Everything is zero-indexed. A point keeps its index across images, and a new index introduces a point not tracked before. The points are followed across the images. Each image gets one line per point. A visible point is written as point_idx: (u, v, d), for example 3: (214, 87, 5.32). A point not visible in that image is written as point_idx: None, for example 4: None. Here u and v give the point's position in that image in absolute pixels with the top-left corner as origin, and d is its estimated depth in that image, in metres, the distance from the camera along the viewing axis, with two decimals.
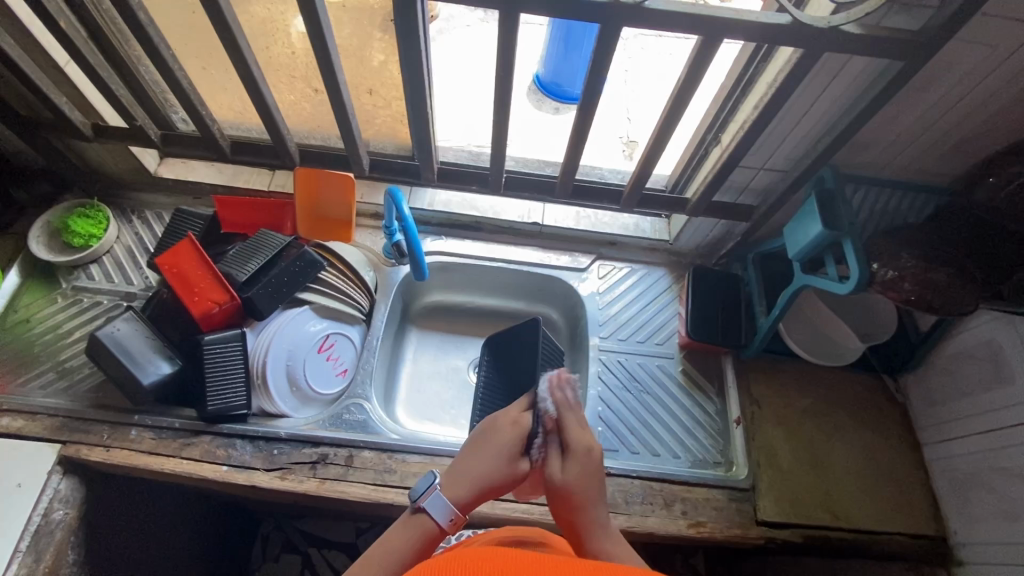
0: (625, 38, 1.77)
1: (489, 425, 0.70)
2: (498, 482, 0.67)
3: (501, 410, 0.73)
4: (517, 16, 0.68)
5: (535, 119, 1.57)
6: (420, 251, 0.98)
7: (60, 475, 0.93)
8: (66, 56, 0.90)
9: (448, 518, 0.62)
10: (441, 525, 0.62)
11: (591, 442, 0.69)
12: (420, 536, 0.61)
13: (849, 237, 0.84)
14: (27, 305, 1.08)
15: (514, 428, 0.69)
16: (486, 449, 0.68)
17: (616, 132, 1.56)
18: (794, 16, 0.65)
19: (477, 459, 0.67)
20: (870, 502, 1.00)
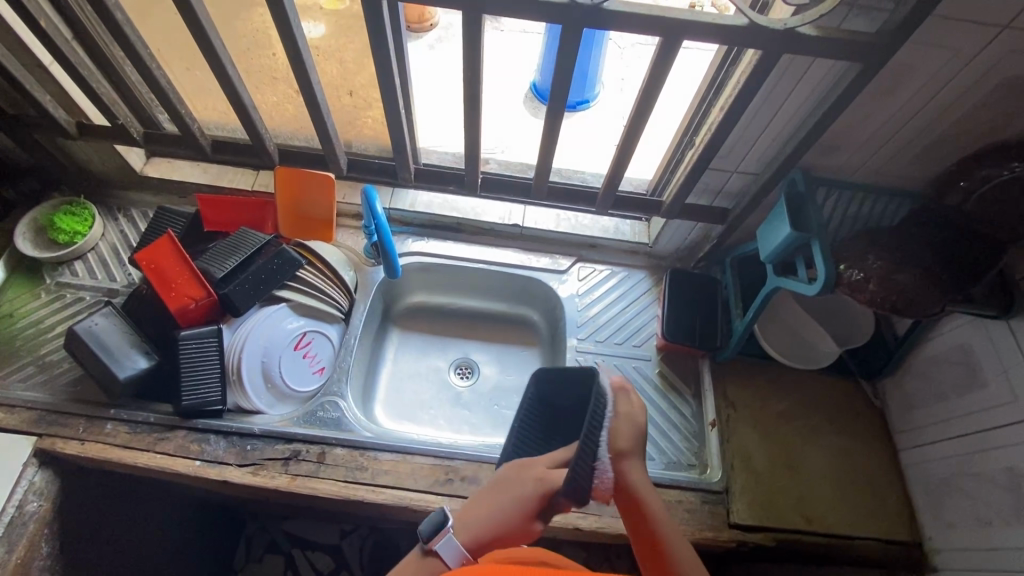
0: (621, 47, 1.79)
1: (518, 469, 0.70)
2: (528, 520, 0.66)
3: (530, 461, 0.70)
4: (480, 17, 0.69)
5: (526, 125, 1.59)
6: (393, 252, 1.00)
7: (35, 467, 0.94)
8: (50, 56, 0.92)
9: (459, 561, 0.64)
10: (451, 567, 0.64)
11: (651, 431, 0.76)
12: None
13: (817, 238, 0.84)
14: (10, 300, 1.09)
15: (534, 480, 0.67)
16: (510, 489, 0.68)
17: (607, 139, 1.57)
18: (751, 18, 0.66)
19: (503, 497, 0.68)
20: (844, 507, 1.00)
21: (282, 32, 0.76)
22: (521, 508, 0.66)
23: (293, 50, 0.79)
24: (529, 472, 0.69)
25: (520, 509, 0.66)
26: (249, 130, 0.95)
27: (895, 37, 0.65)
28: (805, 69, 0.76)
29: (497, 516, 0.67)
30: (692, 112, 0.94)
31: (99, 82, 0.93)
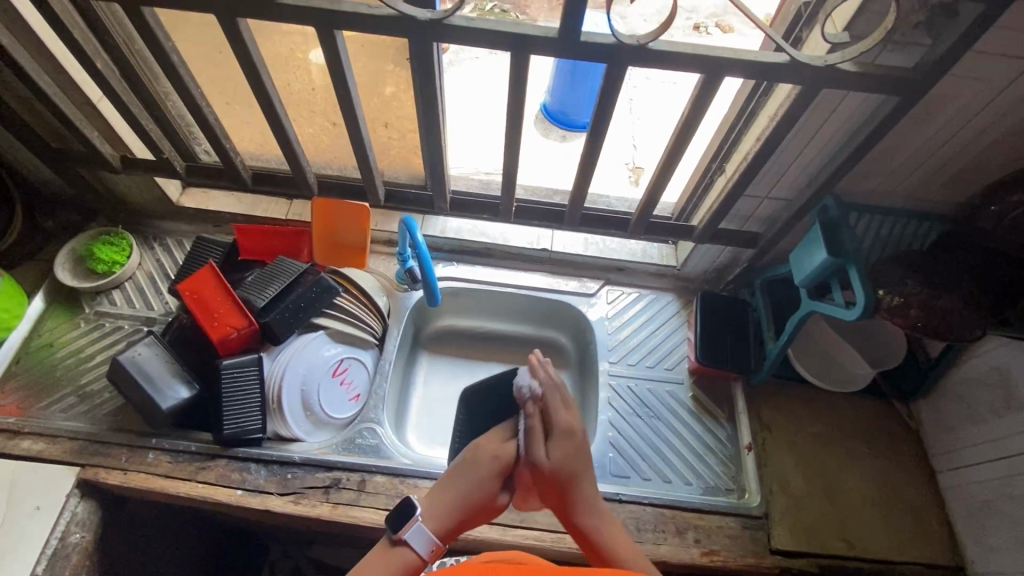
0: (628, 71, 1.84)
1: (474, 458, 0.73)
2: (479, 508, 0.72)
3: (484, 443, 0.75)
4: (528, 56, 0.71)
5: (540, 147, 1.62)
6: (432, 277, 0.97)
7: (77, 498, 0.94)
8: (99, 93, 0.94)
9: (427, 548, 0.67)
10: (422, 554, 0.67)
11: (574, 424, 0.75)
12: (403, 567, 0.65)
13: (854, 263, 0.85)
14: (50, 330, 1.11)
15: (496, 461, 0.73)
16: (470, 474, 0.73)
17: (621, 159, 1.59)
18: (791, 56, 0.68)
19: (456, 485, 0.72)
20: (885, 531, 0.99)
21: (332, 71, 0.78)
22: (474, 506, 0.72)
23: (343, 90, 0.81)
24: (485, 451, 0.74)
25: (477, 514, 0.73)
26: (292, 162, 0.97)
27: (934, 71, 0.67)
28: (838, 101, 0.78)
29: (452, 509, 0.71)
30: (722, 141, 0.97)
31: (147, 117, 0.95)
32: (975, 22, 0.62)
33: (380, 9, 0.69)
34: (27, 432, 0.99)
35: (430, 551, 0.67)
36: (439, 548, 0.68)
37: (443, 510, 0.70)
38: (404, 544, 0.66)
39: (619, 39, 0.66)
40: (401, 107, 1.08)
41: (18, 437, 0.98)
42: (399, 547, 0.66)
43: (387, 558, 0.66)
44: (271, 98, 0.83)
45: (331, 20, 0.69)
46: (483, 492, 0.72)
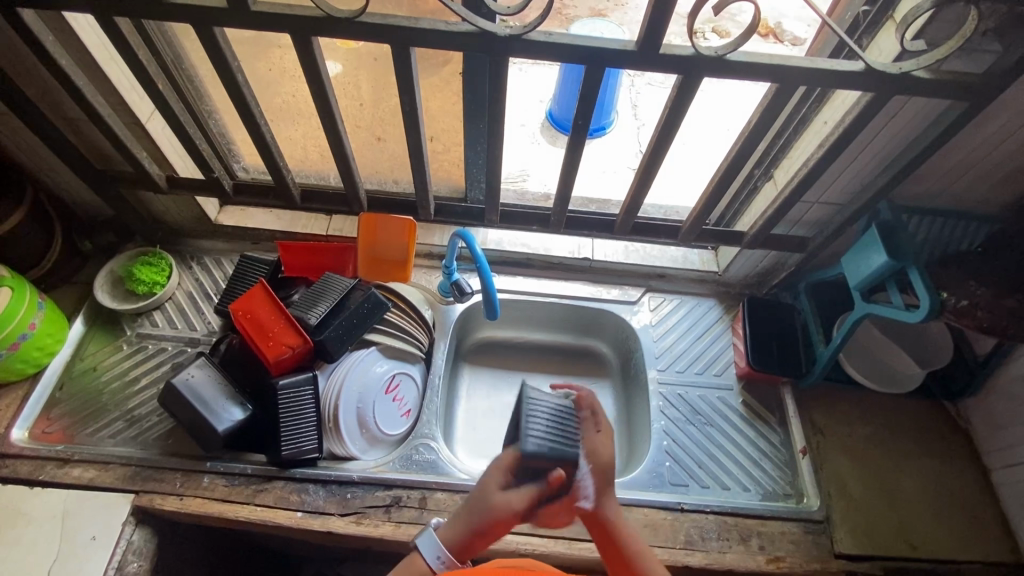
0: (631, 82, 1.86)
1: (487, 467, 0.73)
2: (484, 521, 0.69)
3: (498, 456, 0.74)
4: (601, 69, 0.72)
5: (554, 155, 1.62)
6: (493, 289, 0.96)
7: (133, 526, 0.92)
8: (149, 111, 0.93)
9: (438, 560, 0.69)
10: (432, 564, 0.69)
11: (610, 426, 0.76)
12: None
13: (915, 266, 0.86)
14: (92, 354, 1.09)
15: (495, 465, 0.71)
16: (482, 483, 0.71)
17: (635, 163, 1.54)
18: (867, 64, 0.69)
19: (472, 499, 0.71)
20: (944, 531, 1.00)
21: (401, 86, 0.78)
22: (481, 513, 0.69)
23: (407, 104, 0.81)
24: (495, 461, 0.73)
25: (485, 524, 0.69)
26: (345, 178, 0.96)
27: (1006, 77, 0.68)
28: (899, 107, 0.79)
29: (464, 519, 0.70)
30: (769, 146, 0.98)
31: (200, 137, 0.94)
32: None
33: (456, 25, 0.69)
34: (77, 459, 0.97)
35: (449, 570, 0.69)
36: (450, 561, 0.69)
37: (452, 526, 0.70)
38: (418, 554, 0.70)
39: (698, 51, 0.67)
40: (447, 119, 1.08)
41: (68, 465, 0.96)
42: (415, 556, 0.70)
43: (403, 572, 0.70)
44: (333, 113, 0.83)
45: (409, 37, 0.69)
46: (495, 487, 0.69)
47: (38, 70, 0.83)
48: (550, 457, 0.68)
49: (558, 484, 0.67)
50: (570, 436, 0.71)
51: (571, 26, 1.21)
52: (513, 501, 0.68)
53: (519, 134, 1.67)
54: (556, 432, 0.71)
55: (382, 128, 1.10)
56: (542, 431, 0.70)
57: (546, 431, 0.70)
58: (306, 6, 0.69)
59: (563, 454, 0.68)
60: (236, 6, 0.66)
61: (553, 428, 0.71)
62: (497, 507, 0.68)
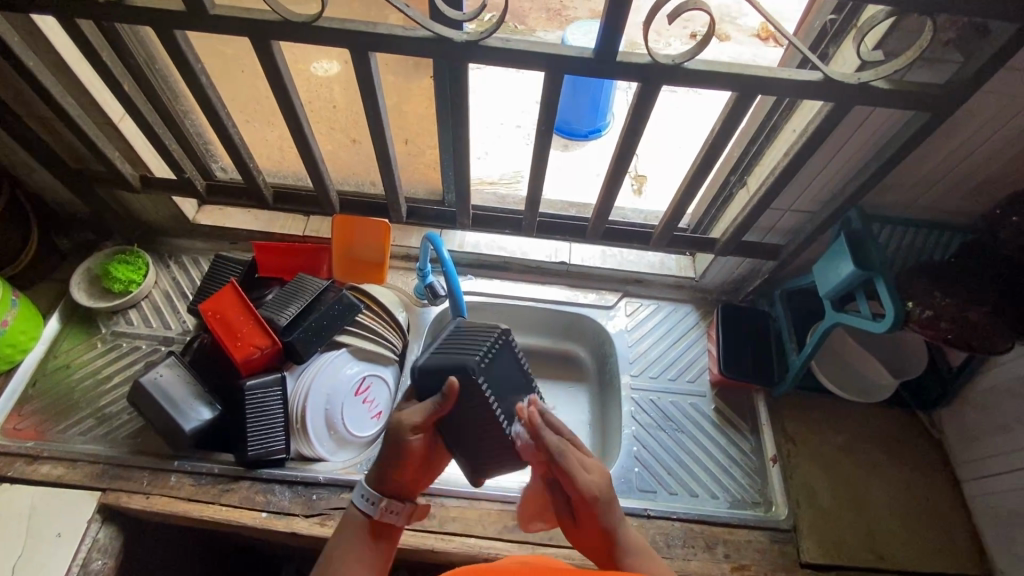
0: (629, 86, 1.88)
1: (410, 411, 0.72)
2: (389, 450, 0.68)
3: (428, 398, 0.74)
4: (562, 76, 0.72)
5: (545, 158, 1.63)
6: (460, 292, 0.96)
7: (99, 524, 0.92)
8: (120, 111, 0.94)
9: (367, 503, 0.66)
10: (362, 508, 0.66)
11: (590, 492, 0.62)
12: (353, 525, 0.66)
13: (882, 277, 0.85)
14: (66, 351, 1.10)
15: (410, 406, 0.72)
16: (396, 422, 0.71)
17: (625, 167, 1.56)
18: (825, 74, 0.69)
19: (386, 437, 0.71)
20: (912, 542, 0.99)
21: (364, 89, 0.79)
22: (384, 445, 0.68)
23: (371, 108, 0.82)
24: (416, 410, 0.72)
25: (392, 450, 0.67)
26: (315, 179, 0.97)
27: (965, 89, 0.68)
28: (865, 117, 0.79)
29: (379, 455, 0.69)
30: (741, 154, 0.98)
31: (170, 137, 0.94)
32: (1007, 40, 0.62)
33: (414, 31, 0.70)
34: (46, 456, 0.97)
35: (377, 509, 0.66)
36: (374, 498, 0.66)
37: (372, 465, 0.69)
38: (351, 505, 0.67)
39: (654, 59, 0.68)
40: (423, 121, 1.08)
41: (37, 462, 0.97)
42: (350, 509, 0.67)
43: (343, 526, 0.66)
44: (298, 116, 0.83)
45: (367, 42, 0.70)
46: (398, 409, 0.70)
47: (6, 70, 0.84)
48: (442, 365, 0.69)
49: (452, 394, 0.66)
50: (475, 348, 0.71)
51: (570, 26, 1.24)
52: (406, 417, 0.67)
53: (513, 135, 1.68)
54: (462, 349, 0.71)
55: (357, 130, 1.10)
56: (446, 346, 0.72)
57: (451, 346, 0.72)
58: (267, 11, 0.70)
59: (457, 361, 0.69)
60: (194, 10, 0.67)
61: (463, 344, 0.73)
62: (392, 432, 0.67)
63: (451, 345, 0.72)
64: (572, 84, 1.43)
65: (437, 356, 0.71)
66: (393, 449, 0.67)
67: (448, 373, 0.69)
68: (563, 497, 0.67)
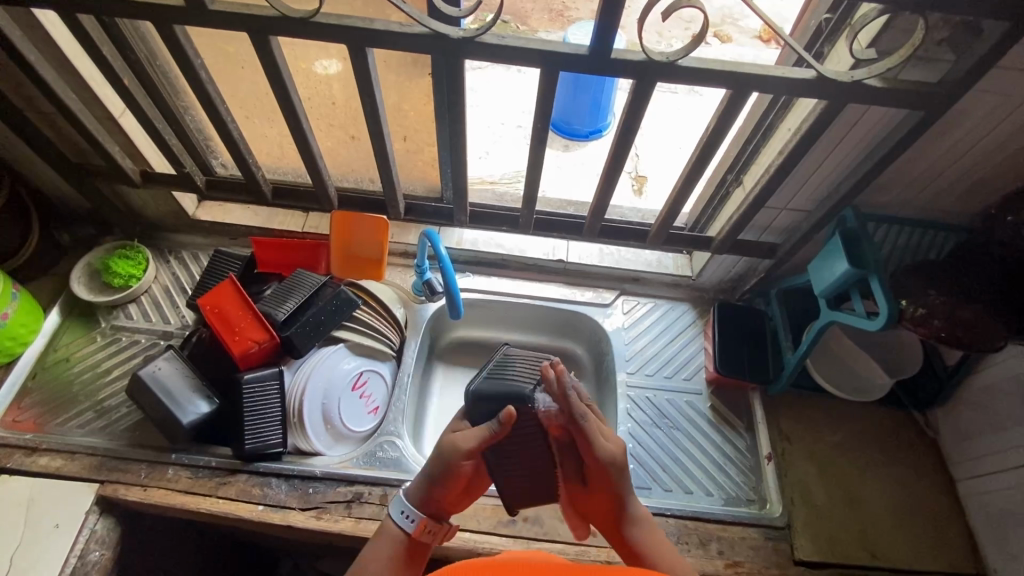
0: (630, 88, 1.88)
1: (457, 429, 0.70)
2: (438, 471, 0.67)
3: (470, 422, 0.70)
4: (557, 73, 0.73)
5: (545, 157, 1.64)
6: (456, 288, 0.97)
7: (96, 515, 0.93)
8: (121, 106, 0.95)
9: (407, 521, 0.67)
10: (402, 526, 0.67)
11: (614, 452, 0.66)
12: (389, 542, 0.67)
13: (876, 274, 0.86)
14: (67, 344, 1.10)
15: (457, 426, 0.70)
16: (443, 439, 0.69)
17: (624, 167, 1.57)
18: (817, 72, 0.69)
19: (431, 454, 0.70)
20: (906, 540, 0.99)
21: (362, 85, 0.80)
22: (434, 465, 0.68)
23: (369, 103, 0.82)
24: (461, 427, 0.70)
25: (442, 473, 0.67)
26: (313, 176, 0.97)
27: (958, 87, 0.68)
28: (858, 116, 0.79)
29: (424, 473, 0.68)
30: (737, 153, 0.98)
31: (169, 132, 0.95)
32: (999, 38, 0.63)
33: (410, 27, 0.70)
34: (45, 448, 0.98)
35: (419, 528, 0.67)
36: (415, 518, 0.67)
37: (416, 482, 0.69)
38: (388, 518, 0.69)
39: (648, 55, 0.69)
40: (421, 119, 1.09)
41: (36, 453, 0.98)
42: (385, 522, 0.69)
43: (377, 539, 0.68)
44: (297, 112, 0.84)
45: (364, 37, 0.71)
46: (451, 432, 0.68)
47: (8, 63, 0.85)
48: (499, 396, 0.66)
49: (509, 423, 0.62)
50: (529, 378, 0.68)
51: (570, 27, 1.30)
52: (462, 440, 0.65)
53: (513, 135, 1.69)
54: (516, 377, 0.68)
55: (356, 126, 1.10)
56: (502, 373, 0.69)
57: (505, 375, 0.69)
58: (265, 7, 0.71)
59: (513, 391, 0.66)
60: (193, 5, 0.68)
61: (518, 373, 0.69)
62: (446, 454, 0.66)
63: (505, 372, 0.69)
64: (573, 84, 1.43)
65: (494, 384, 0.68)
66: (442, 471, 0.67)
67: (507, 402, 0.66)
68: (574, 460, 0.68)
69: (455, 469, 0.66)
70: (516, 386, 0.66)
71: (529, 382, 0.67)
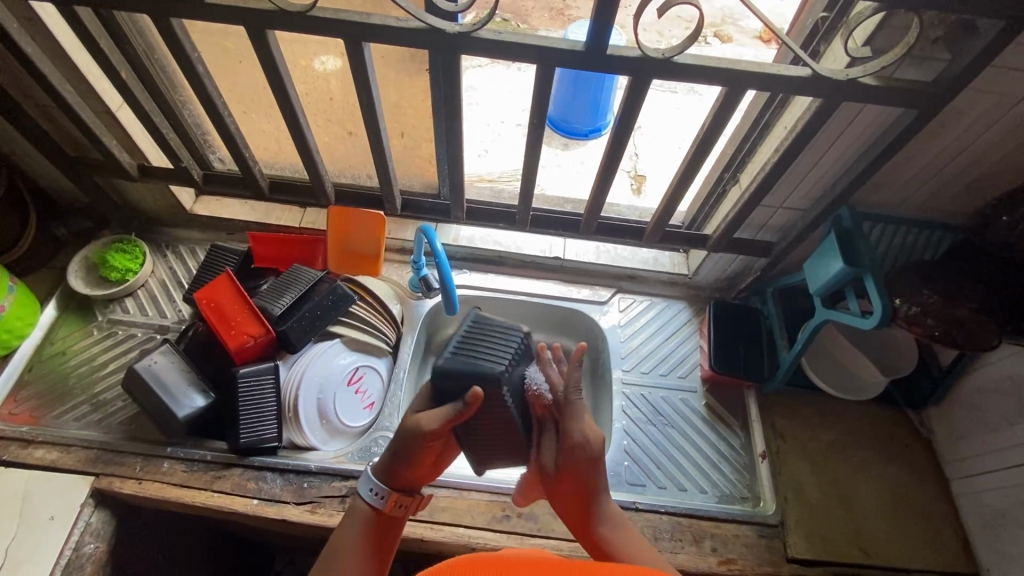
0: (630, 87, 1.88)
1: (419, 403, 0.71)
2: (405, 450, 0.68)
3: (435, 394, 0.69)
4: (553, 69, 0.73)
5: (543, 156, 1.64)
6: (452, 284, 0.98)
7: (91, 508, 0.93)
8: (119, 100, 0.95)
9: (376, 498, 0.69)
10: (372, 503, 0.69)
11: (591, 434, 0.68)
12: (360, 519, 0.69)
13: (871, 273, 0.86)
14: (63, 338, 1.11)
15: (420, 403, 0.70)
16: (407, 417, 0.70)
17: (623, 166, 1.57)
18: (814, 70, 0.69)
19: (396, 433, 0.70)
20: (900, 539, 0.99)
21: (359, 79, 0.80)
22: (400, 445, 0.68)
23: (365, 97, 0.82)
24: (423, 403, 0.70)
25: (409, 452, 0.68)
26: (310, 171, 0.97)
27: (953, 86, 0.68)
28: (855, 114, 0.79)
29: (389, 452, 0.70)
30: (733, 152, 0.98)
31: (166, 126, 0.95)
32: (994, 37, 0.63)
33: (407, 22, 0.70)
34: (40, 441, 0.98)
35: (387, 503, 0.69)
36: (384, 495, 0.69)
37: (381, 461, 0.70)
38: (357, 498, 0.70)
39: (644, 52, 0.69)
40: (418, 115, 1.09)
41: (31, 446, 0.98)
42: (355, 501, 0.70)
43: (348, 517, 0.69)
44: (294, 107, 0.84)
45: (361, 31, 0.71)
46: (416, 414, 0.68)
47: (6, 56, 0.85)
48: (466, 374, 0.64)
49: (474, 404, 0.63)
50: (497, 354, 0.66)
51: (569, 25, 1.31)
52: (426, 422, 0.65)
53: (513, 133, 1.69)
54: (484, 351, 0.66)
55: (353, 122, 1.10)
56: (470, 345, 0.66)
57: (472, 349, 0.66)
58: None
59: (480, 369, 0.64)
60: None
61: (484, 345, 0.66)
62: (412, 434, 0.66)
63: (472, 346, 0.66)
64: (572, 82, 1.43)
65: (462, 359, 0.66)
66: (409, 450, 0.68)
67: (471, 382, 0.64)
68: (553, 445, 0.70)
69: (422, 447, 0.67)
70: (482, 363, 0.65)
71: (495, 358, 0.65)
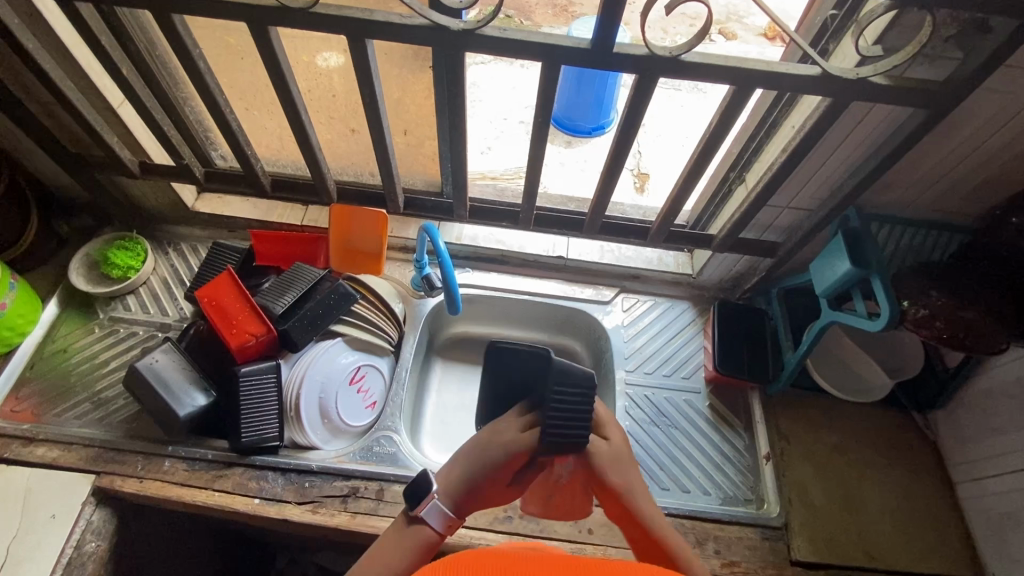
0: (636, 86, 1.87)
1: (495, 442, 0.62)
2: (492, 487, 0.63)
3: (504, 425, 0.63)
4: (559, 66, 0.72)
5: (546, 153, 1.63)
6: (454, 283, 0.97)
7: (92, 506, 0.93)
8: (120, 97, 0.94)
9: (443, 524, 0.61)
10: (437, 530, 0.61)
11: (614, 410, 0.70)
12: (420, 545, 0.60)
13: (877, 275, 0.85)
14: (64, 335, 1.10)
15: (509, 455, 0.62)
16: (490, 451, 0.62)
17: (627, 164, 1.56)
18: (823, 68, 0.68)
19: (478, 459, 0.62)
20: (903, 543, 0.99)
21: (361, 77, 0.79)
22: (489, 481, 0.63)
23: (368, 94, 0.82)
24: (500, 440, 0.62)
25: (494, 489, 0.64)
26: (312, 169, 0.97)
27: (965, 85, 0.67)
28: (863, 113, 0.78)
29: (471, 482, 0.62)
30: (739, 150, 0.97)
31: (167, 123, 0.94)
32: (1008, 36, 0.62)
33: (411, 18, 0.69)
34: (41, 439, 0.98)
35: (449, 528, 0.62)
36: (456, 523, 0.62)
37: (461, 486, 0.62)
38: (420, 522, 0.61)
39: (651, 50, 0.68)
40: (421, 113, 1.08)
41: (33, 443, 0.97)
42: (415, 525, 0.61)
43: (402, 539, 0.60)
44: (296, 104, 0.83)
45: (364, 28, 0.70)
46: (511, 463, 0.62)
47: (6, 52, 0.84)
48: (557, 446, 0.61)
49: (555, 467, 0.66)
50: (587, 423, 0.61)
51: (574, 22, 1.30)
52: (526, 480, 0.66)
53: (516, 130, 1.68)
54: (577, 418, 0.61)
55: (356, 119, 1.09)
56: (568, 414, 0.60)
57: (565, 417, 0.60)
58: None
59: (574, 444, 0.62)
60: None
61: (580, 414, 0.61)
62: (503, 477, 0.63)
63: (566, 413, 0.60)
64: (576, 79, 1.42)
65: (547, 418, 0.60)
66: (497, 487, 0.64)
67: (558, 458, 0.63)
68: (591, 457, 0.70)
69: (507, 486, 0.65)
70: (578, 437, 0.60)
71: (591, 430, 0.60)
